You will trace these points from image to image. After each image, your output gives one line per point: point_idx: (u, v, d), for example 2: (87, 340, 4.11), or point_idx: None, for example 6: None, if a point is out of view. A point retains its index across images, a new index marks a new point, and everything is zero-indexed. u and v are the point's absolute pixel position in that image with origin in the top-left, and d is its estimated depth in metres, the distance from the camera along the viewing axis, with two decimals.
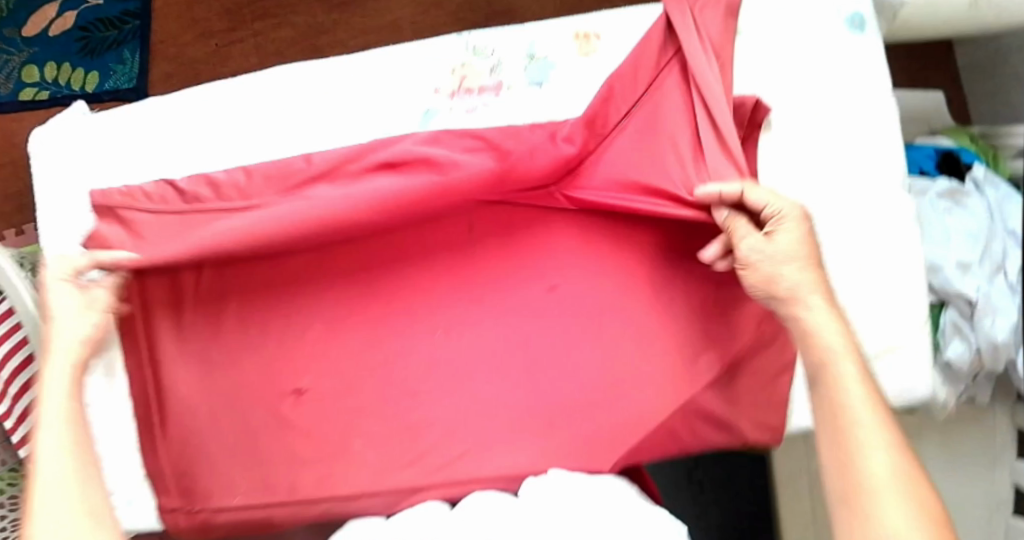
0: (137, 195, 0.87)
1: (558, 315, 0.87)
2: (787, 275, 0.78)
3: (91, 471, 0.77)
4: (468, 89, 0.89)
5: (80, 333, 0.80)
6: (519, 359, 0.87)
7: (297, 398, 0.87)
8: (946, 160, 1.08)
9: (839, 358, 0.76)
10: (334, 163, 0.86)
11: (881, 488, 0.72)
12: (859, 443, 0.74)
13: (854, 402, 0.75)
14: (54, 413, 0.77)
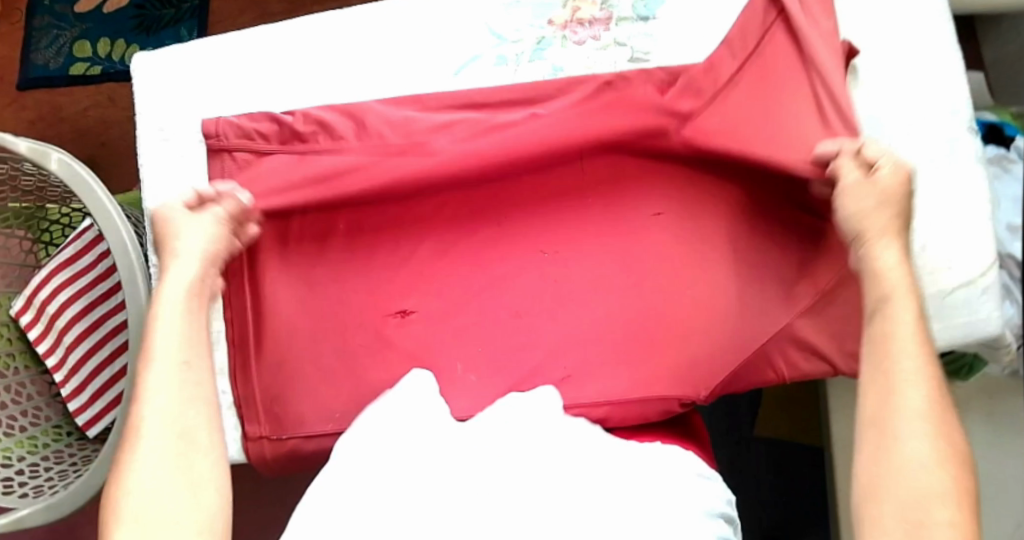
0: (252, 134, 0.90)
1: (656, 243, 0.89)
2: (873, 215, 0.79)
3: (200, 391, 0.74)
4: (579, 21, 0.92)
5: (194, 243, 0.80)
6: (619, 286, 0.89)
7: (402, 319, 0.88)
8: (991, 132, 1.15)
9: (896, 293, 0.75)
10: (444, 101, 0.90)
11: (909, 418, 0.70)
12: (899, 373, 0.72)
13: (903, 335, 0.73)
14: (169, 327, 0.76)
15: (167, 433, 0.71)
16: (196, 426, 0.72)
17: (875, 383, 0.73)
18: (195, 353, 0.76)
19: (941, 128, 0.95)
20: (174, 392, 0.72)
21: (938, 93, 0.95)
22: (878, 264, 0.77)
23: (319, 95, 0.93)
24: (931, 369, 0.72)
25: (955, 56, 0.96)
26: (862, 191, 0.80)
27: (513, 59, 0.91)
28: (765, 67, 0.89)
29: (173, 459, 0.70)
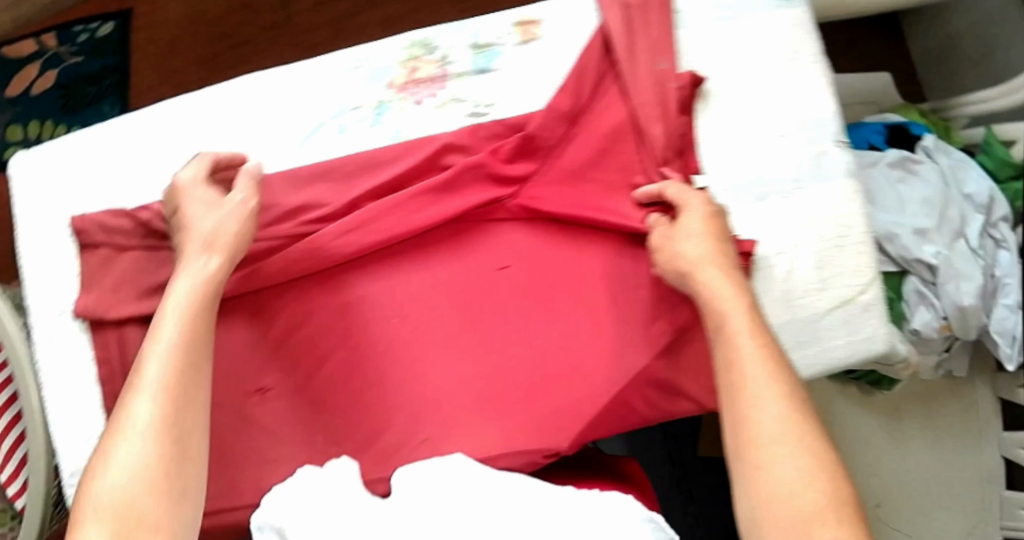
0: (114, 229, 0.92)
1: (506, 295, 0.88)
2: (687, 245, 0.81)
3: (197, 404, 0.72)
4: (416, 81, 0.89)
5: (206, 229, 0.80)
6: (473, 342, 0.88)
7: (261, 396, 0.89)
8: (895, 133, 1.10)
9: (731, 316, 0.75)
10: (286, 173, 0.88)
11: (772, 438, 0.69)
12: (750, 395, 0.71)
13: (749, 355, 0.73)
14: (174, 317, 0.74)
15: (168, 419, 0.70)
16: (193, 435, 0.71)
17: (732, 409, 0.72)
18: (195, 354, 0.74)
19: (805, 144, 0.90)
20: (179, 397, 0.71)
21: (801, 109, 0.90)
22: (710, 295, 0.77)
23: (166, 185, 0.92)
24: (777, 382, 0.71)
25: (818, 65, 0.91)
26: (675, 236, 0.82)
27: (354, 125, 0.89)
28: (604, 110, 0.88)
29: (157, 464, 0.68)
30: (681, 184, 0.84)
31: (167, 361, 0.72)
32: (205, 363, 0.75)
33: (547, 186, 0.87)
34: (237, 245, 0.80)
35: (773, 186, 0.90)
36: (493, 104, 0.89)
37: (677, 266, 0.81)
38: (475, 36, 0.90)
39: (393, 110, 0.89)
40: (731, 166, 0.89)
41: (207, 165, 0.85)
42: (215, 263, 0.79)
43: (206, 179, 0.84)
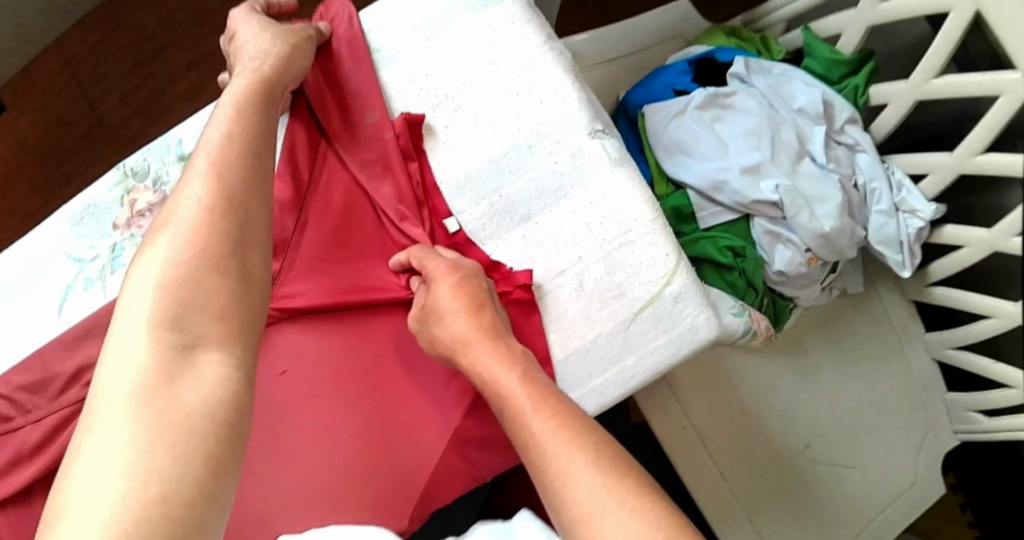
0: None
1: (298, 393, 0.79)
2: (454, 321, 0.75)
3: (249, 213, 0.69)
4: (140, 213, 0.89)
5: (258, 48, 0.80)
6: (289, 442, 0.78)
7: None
8: (700, 66, 0.99)
9: (513, 398, 0.69)
10: (60, 341, 0.87)
11: (594, 504, 0.60)
12: (561, 466, 0.63)
13: (541, 433, 0.65)
14: (227, 118, 0.74)
15: (205, 216, 0.66)
16: (247, 235, 0.68)
17: (547, 490, 0.63)
18: (259, 167, 0.72)
19: (554, 147, 0.83)
20: (219, 205, 0.67)
21: (536, 111, 0.84)
22: (486, 372, 0.72)
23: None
24: (583, 447, 0.63)
25: (547, 59, 0.85)
26: (434, 313, 0.76)
27: (98, 277, 0.88)
28: (333, 180, 0.84)
29: (179, 285, 0.63)
30: (432, 250, 0.80)
31: (214, 158, 0.70)
32: (259, 157, 0.73)
33: (297, 281, 0.81)
34: (285, 72, 0.80)
35: (534, 203, 0.83)
36: None
37: (447, 335, 0.75)
38: (179, 147, 0.90)
39: (129, 250, 0.88)
40: (480, 196, 0.84)
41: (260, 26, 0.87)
42: (253, 82, 0.77)
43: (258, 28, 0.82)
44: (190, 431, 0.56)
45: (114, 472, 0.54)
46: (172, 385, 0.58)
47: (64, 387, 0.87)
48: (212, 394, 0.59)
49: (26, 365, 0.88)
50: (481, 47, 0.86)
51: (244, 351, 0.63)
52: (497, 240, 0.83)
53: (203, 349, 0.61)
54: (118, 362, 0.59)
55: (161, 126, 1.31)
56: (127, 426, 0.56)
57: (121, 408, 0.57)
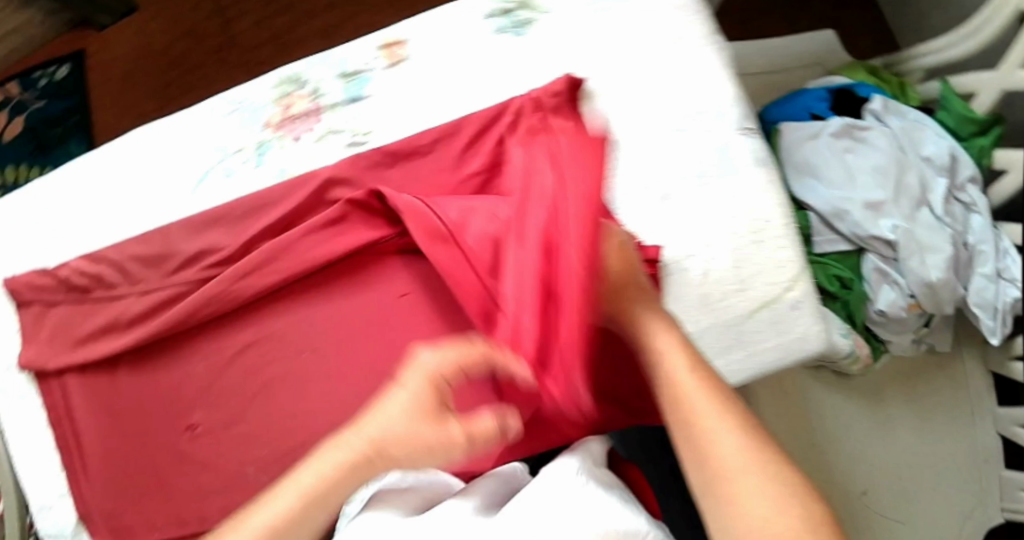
0: (40, 289, 0.95)
1: (405, 323, 0.87)
2: (604, 280, 0.74)
3: (356, 480, 0.68)
4: (292, 118, 0.88)
5: (392, 431, 0.67)
6: (383, 371, 0.87)
7: (192, 432, 0.92)
8: (840, 97, 1.02)
9: (660, 355, 0.69)
10: (184, 221, 0.90)
11: (737, 471, 0.62)
12: (709, 428, 0.64)
13: (689, 397, 0.66)
14: (366, 430, 0.68)
15: (302, 509, 0.67)
16: (362, 466, 0.68)
17: (690, 447, 0.65)
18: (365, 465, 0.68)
19: (706, 135, 0.84)
20: (322, 496, 0.67)
21: (694, 99, 0.84)
22: (640, 325, 0.71)
23: (85, 246, 0.95)
24: (731, 411, 0.65)
25: (708, 53, 0.85)
26: (582, 267, 0.75)
27: (239, 167, 0.89)
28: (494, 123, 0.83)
29: (304, 507, 0.67)
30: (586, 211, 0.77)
31: (344, 451, 0.68)
32: (375, 463, 0.68)
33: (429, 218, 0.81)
34: (429, 455, 0.67)
35: (676, 185, 0.84)
36: (370, 133, 0.86)
37: (602, 307, 0.75)
38: (342, 66, 0.88)
39: (274, 149, 0.88)
40: (626, 170, 0.84)
41: (471, 362, 0.69)
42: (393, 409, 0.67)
43: (454, 367, 0.68)
44: None
45: None
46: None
47: (180, 268, 0.90)
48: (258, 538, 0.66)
49: (148, 237, 0.91)
50: (645, 30, 0.86)
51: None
52: (635, 213, 0.83)
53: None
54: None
55: (290, 54, 1.34)
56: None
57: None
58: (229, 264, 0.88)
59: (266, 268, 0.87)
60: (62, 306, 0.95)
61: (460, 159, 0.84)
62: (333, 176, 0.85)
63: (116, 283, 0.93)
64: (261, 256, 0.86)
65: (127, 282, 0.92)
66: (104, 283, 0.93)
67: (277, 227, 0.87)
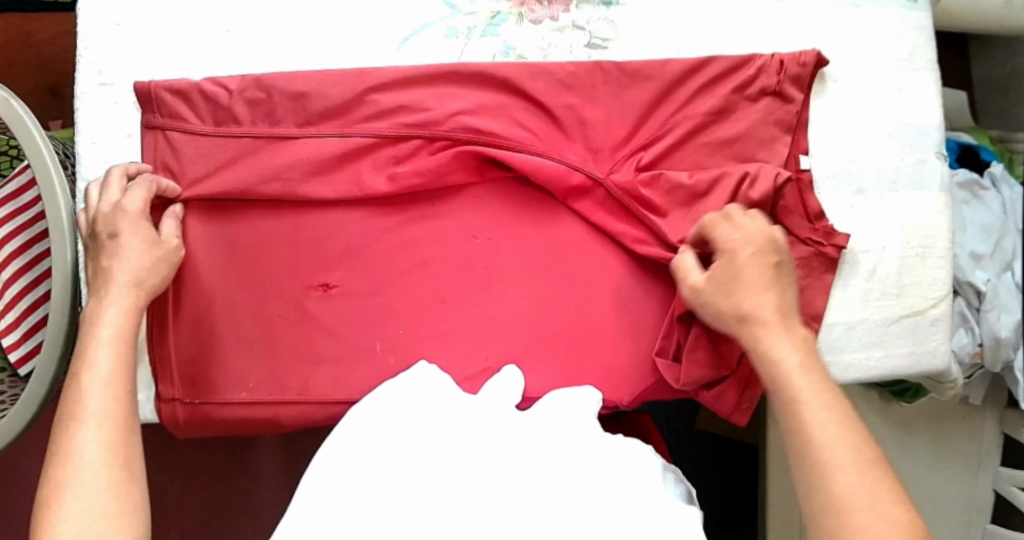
0: (190, 96, 0.85)
1: (582, 240, 0.86)
2: (742, 298, 0.77)
3: (132, 407, 0.75)
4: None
5: (134, 271, 0.79)
6: (547, 281, 0.86)
7: (325, 292, 0.85)
8: (966, 154, 1.13)
9: (805, 396, 0.73)
10: (389, 72, 0.85)
11: (863, 517, 0.67)
12: (836, 471, 0.69)
13: (831, 445, 0.70)
14: (103, 351, 0.76)
15: (119, 434, 0.73)
16: (125, 402, 0.75)
17: (814, 487, 0.69)
18: (129, 378, 0.76)
19: (908, 148, 0.89)
20: (74, 402, 0.73)
21: (908, 110, 0.89)
22: (769, 351, 0.75)
23: (251, 61, 0.87)
24: (863, 462, 0.69)
25: (930, 75, 0.89)
26: (732, 282, 0.78)
27: (464, 32, 0.87)
28: (736, 70, 0.86)
29: (114, 429, 0.73)
30: (733, 217, 0.80)
31: (110, 365, 0.75)
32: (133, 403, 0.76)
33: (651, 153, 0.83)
34: (160, 275, 0.81)
35: (871, 183, 0.88)
36: (610, 40, 0.87)
37: (730, 316, 0.78)
38: None
39: (508, 24, 0.87)
40: (833, 154, 0.87)
41: (147, 192, 0.82)
42: (117, 316, 0.78)
43: (122, 181, 0.82)
44: (128, 492, 0.71)
45: (97, 509, 0.69)
46: (132, 482, 0.71)
47: (367, 119, 0.85)
48: (114, 488, 0.70)
49: (341, 75, 0.85)
50: (884, 31, 0.89)
51: (135, 477, 0.72)
52: (830, 197, 0.87)
53: (132, 483, 0.71)
54: (83, 484, 0.69)
55: None
56: (93, 512, 0.68)
57: (89, 496, 0.69)
58: (425, 131, 0.84)
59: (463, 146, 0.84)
60: (213, 136, 0.85)
61: (693, 97, 0.85)
62: (562, 79, 0.85)
63: (284, 119, 0.85)
64: (465, 132, 0.84)
65: (300, 117, 0.85)
66: (269, 111, 0.85)
67: (486, 107, 0.85)
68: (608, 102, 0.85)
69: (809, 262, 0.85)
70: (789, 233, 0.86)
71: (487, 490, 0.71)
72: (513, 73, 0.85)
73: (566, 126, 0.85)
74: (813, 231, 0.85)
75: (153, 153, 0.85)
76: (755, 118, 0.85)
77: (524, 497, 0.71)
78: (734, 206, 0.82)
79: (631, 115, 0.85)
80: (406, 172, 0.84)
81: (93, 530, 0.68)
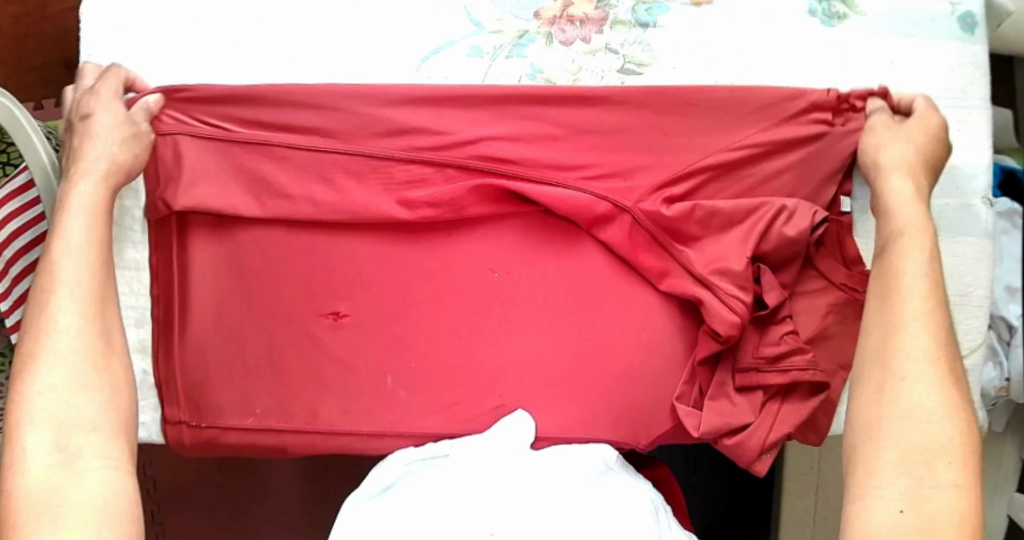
0: (201, 109, 0.81)
1: (603, 278, 0.82)
2: (891, 148, 0.77)
3: (110, 295, 0.72)
4: (569, 19, 0.83)
5: (113, 151, 0.76)
6: (566, 317, 0.82)
7: (335, 321, 0.82)
8: (1008, 179, 1.08)
9: (909, 299, 0.68)
10: (406, 90, 0.80)
11: (919, 368, 0.65)
12: (905, 305, 0.68)
13: (913, 331, 0.67)
14: (83, 224, 0.72)
15: (96, 311, 0.70)
16: (103, 281, 0.71)
17: (882, 326, 0.68)
18: (105, 274, 0.72)
19: (953, 191, 0.84)
20: (49, 282, 0.69)
21: (955, 152, 0.84)
22: (887, 197, 0.74)
23: (265, 73, 0.83)
24: (941, 378, 0.64)
25: (983, 114, 0.84)
26: (890, 134, 0.78)
27: (488, 51, 0.82)
28: (777, 102, 0.80)
29: (88, 305, 0.69)
30: (925, 102, 0.79)
31: (83, 259, 0.71)
32: (110, 277, 0.72)
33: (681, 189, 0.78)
34: (135, 158, 0.78)
35: None
36: (647, 66, 0.83)
37: (874, 158, 0.77)
38: None
39: (536, 44, 0.82)
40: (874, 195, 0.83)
41: (115, 81, 0.80)
42: (95, 193, 0.74)
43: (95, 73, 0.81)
44: (113, 380, 0.68)
45: (75, 384, 0.66)
46: (112, 355, 0.69)
47: (382, 142, 0.81)
48: (88, 383, 0.67)
49: (356, 93, 0.81)
50: (936, 64, 0.84)
51: (116, 360, 0.69)
52: (867, 245, 0.84)
53: (114, 361, 0.69)
54: (58, 352, 0.67)
55: None
56: (70, 384, 0.66)
57: (64, 371, 0.66)
58: (443, 157, 0.80)
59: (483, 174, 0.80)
60: (223, 152, 0.81)
61: (729, 128, 0.80)
62: (589, 106, 0.80)
63: (295, 136, 0.81)
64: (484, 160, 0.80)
65: (311, 137, 0.81)
66: (280, 127, 0.81)
67: (508, 133, 0.80)
68: (637, 132, 0.81)
69: (841, 309, 0.82)
70: (823, 277, 0.82)
71: (497, 498, 0.69)
72: (538, 97, 0.80)
73: (592, 156, 0.81)
74: (849, 277, 0.81)
75: (158, 167, 0.81)
76: (795, 156, 0.80)
77: (514, 499, 0.69)
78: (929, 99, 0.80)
79: (661, 147, 0.81)
80: (420, 197, 0.80)
81: (73, 402, 0.65)
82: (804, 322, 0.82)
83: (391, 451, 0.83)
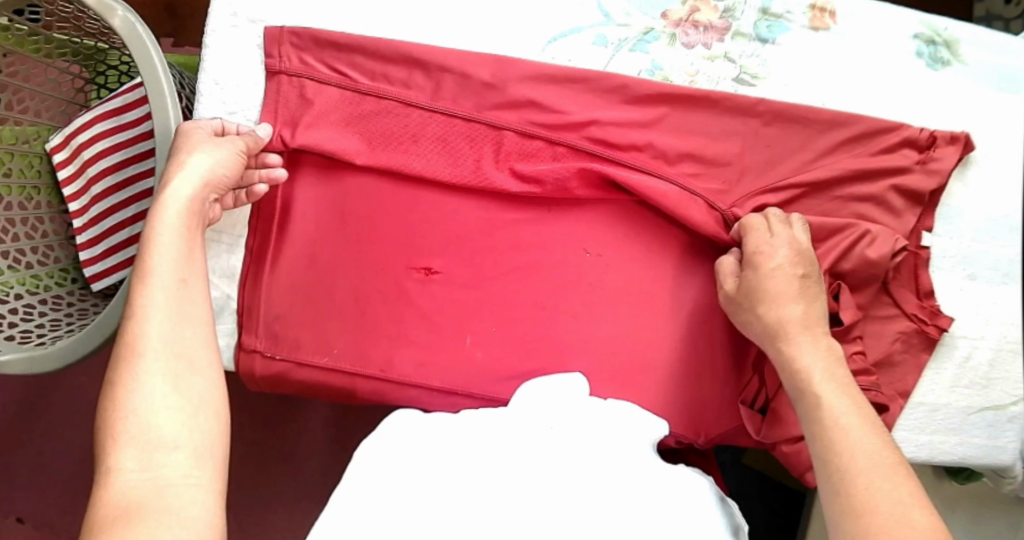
0: (329, 54, 0.84)
1: (688, 275, 0.85)
2: (762, 239, 0.80)
3: (195, 312, 0.71)
4: (694, 24, 0.87)
5: (209, 167, 0.76)
6: (647, 308, 0.85)
7: (425, 276, 0.85)
8: None
9: (814, 373, 0.74)
10: (529, 65, 0.84)
11: (853, 431, 0.69)
12: (813, 378, 0.73)
13: (836, 403, 0.71)
14: (169, 245, 0.72)
15: (177, 330, 0.69)
16: (189, 301, 0.71)
17: (804, 405, 0.73)
18: (189, 293, 0.71)
19: None
20: (134, 309, 0.69)
21: None
22: (777, 285, 0.78)
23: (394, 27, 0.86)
24: (879, 437, 0.68)
25: None
26: (753, 271, 0.79)
27: (613, 42, 0.86)
28: (878, 132, 0.84)
29: (176, 331, 0.69)
30: (758, 220, 0.81)
31: (170, 280, 0.70)
32: (200, 294, 0.72)
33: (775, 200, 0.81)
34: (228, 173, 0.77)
35: (985, 270, 0.87)
36: (758, 79, 0.87)
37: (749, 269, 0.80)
38: (767, 2, 0.87)
39: (660, 43, 0.87)
40: (956, 234, 0.86)
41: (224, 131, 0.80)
42: (189, 199, 0.75)
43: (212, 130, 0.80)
44: (197, 403, 0.67)
45: (167, 411, 0.66)
46: (194, 373, 0.68)
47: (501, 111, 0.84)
48: (179, 405, 0.66)
49: (485, 62, 0.84)
50: None
51: (205, 383, 0.68)
52: (942, 278, 0.86)
53: (201, 380, 0.68)
54: (147, 383, 0.66)
55: None
56: (162, 406, 0.66)
57: (158, 393, 0.66)
58: (557, 134, 0.83)
59: (592, 158, 0.83)
60: (343, 97, 0.84)
61: (830, 150, 0.84)
62: (701, 109, 0.84)
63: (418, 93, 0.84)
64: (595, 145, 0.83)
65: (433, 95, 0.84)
66: (405, 82, 0.84)
67: (621, 123, 0.84)
68: (744, 141, 0.84)
69: (908, 339, 0.85)
70: (896, 306, 0.85)
71: (564, 477, 0.71)
72: (655, 93, 0.84)
73: (696, 156, 0.84)
74: (920, 308, 0.84)
75: (277, 102, 0.84)
76: (888, 186, 0.84)
77: (588, 499, 0.70)
78: (772, 211, 0.82)
79: (763, 159, 0.84)
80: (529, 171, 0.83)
81: (157, 425, 0.65)
82: (871, 345, 0.85)
83: (458, 409, 0.85)
